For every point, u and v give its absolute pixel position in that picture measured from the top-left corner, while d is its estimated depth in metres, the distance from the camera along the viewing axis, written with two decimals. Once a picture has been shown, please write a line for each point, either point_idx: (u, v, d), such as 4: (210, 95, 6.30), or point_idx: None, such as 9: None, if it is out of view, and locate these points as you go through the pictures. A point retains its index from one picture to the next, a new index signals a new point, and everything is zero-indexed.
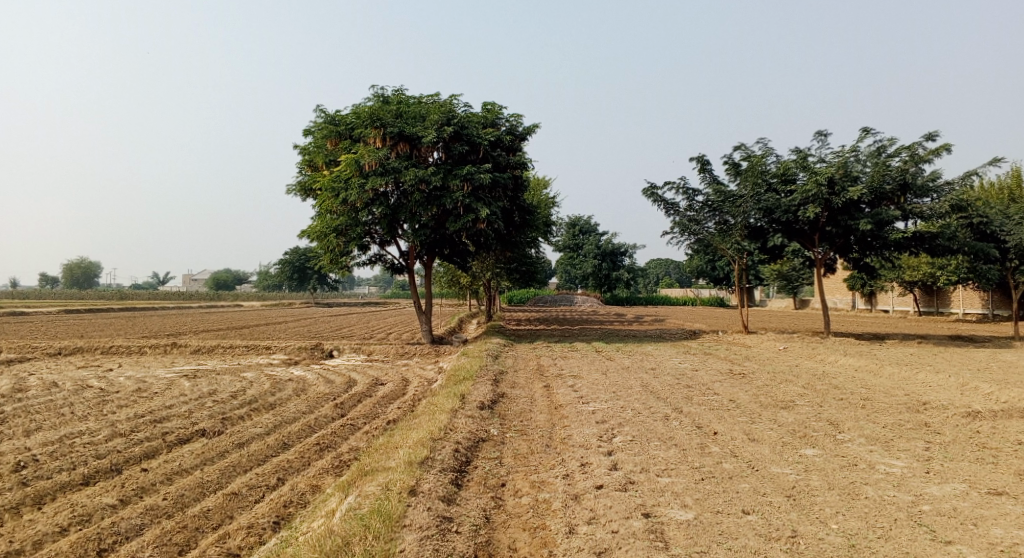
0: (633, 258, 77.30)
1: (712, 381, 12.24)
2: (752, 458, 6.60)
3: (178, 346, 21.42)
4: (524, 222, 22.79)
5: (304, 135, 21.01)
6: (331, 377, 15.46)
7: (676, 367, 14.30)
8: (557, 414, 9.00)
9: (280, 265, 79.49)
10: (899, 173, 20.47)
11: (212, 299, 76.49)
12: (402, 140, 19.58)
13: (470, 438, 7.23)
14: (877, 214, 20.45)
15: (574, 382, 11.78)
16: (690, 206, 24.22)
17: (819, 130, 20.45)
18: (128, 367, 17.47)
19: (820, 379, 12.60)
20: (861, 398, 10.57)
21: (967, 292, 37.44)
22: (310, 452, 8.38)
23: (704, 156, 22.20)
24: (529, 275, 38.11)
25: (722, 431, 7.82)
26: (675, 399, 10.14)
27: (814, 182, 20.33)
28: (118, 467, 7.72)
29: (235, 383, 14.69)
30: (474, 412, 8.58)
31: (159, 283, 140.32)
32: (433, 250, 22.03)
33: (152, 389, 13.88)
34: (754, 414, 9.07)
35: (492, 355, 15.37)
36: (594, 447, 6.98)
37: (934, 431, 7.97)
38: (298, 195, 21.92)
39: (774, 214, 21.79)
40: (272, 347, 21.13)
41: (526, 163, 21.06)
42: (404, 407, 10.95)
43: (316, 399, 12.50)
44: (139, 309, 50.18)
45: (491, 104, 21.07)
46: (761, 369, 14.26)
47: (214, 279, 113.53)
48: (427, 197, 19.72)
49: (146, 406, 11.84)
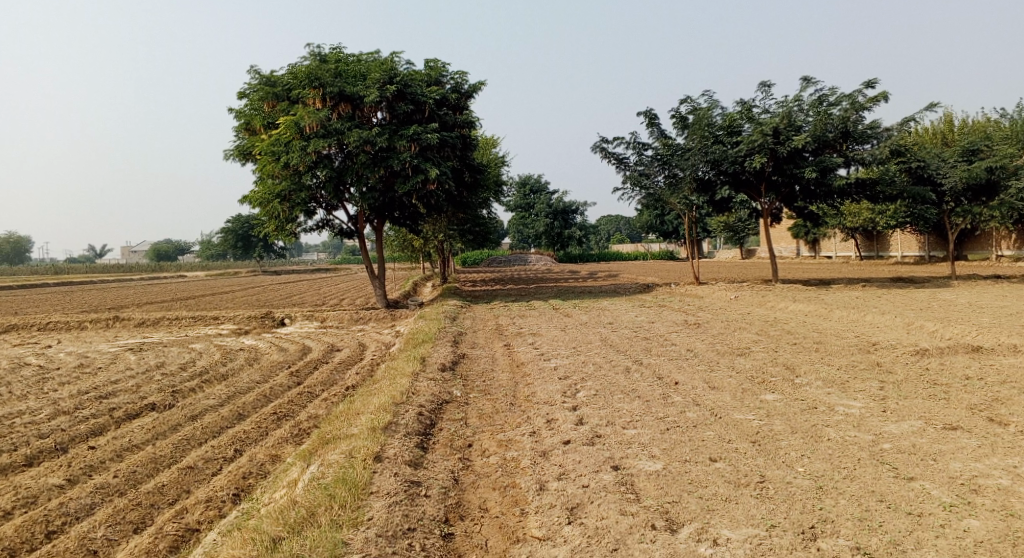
0: (584, 215, 77.65)
1: (670, 332, 12.39)
2: (715, 405, 6.67)
3: (120, 320, 20.59)
4: (474, 181, 22.45)
5: (240, 97, 20.10)
6: (285, 345, 15.09)
7: (633, 320, 14.44)
8: (519, 372, 8.95)
9: (224, 234, 77.15)
10: (840, 121, 20.80)
11: (154, 271, 73.92)
12: (343, 100, 18.91)
13: (433, 401, 7.10)
14: (821, 162, 20.82)
15: (534, 339, 11.75)
16: (639, 161, 24.24)
17: (763, 82, 20.57)
18: (68, 343, 16.70)
19: (773, 326, 12.89)
20: (813, 341, 10.85)
21: (904, 237, 38.86)
22: (267, 422, 8.13)
23: (651, 111, 22.14)
24: (482, 235, 37.87)
25: (684, 381, 7.89)
26: (635, 352, 10.21)
27: (760, 133, 20.51)
28: (62, 446, 7.33)
29: (184, 355, 14.19)
30: (435, 374, 8.45)
31: (96, 257, 134.90)
32: (382, 213, 21.57)
33: (95, 364, 13.31)
34: (713, 362, 9.20)
35: (450, 317, 15.23)
36: (559, 403, 6.94)
37: (885, 370, 8.22)
38: (237, 160, 21.08)
39: (722, 167, 21.98)
40: (220, 318, 20.50)
41: (473, 121, 20.65)
42: (363, 372, 10.74)
43: (271, 368, 12.19)
44: (76, 284, 48.17)
45: (434, 61, 20.51)
46: (715, 319, 14.52)
47: (156, 250, 109.94)
48: (373, 158, 19.18)
49: (90, 382, 11.34)
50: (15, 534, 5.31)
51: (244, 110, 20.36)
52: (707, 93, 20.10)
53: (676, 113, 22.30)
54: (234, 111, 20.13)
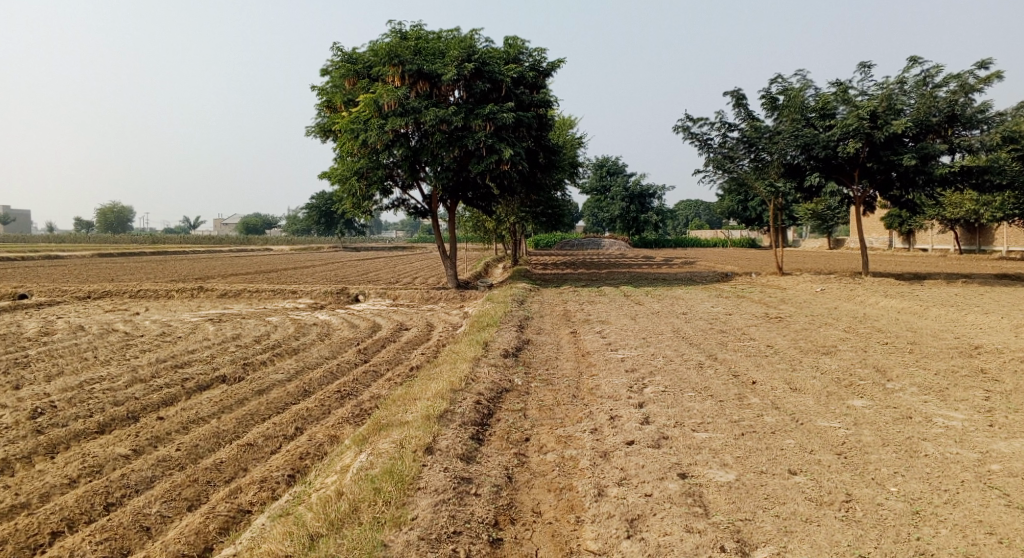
0: (662, 199, 75.83)
1: (747, 326, 11.75)
2: (795, 410, 6.13)
3: (205, 290, 21.41)
4: (550, 163, 22.04)
5: (322, 74, 20.36)
6: (355, 322, 15.26)
7: (709, 311, 13.81)
8: (584, 361, 8.60)
9: (307, 210, 79.64)
10: (947, 104, 19.21)
11: (241, 245, 77.19)
12: (422, 78, 18.84)
13: (493, 389, 6.86)
14: (923, 148, 19.33)
15: (603, 328, 11.34)
16: (723, 143, 23.22)
17: (862, 60, 19.21)
18: (154, 311, 17.47)
19: (862, 323, 12.01)
20: (907, 342, 10.01)
21: (1012, 230, 35.94)
22: (330, 400, 8.12)
23: (739, 90, 21.10)
24: (556, 217, 37.43)
25: (761, 381, 7.35)
26: (709, 346, 9.66)
27: (856, 115, 19.20)
28: (134, 415, 7.53)
29: (259, 327, 14.55)
30: (497, 361, 8.20)
31: (190, 229, 141.99)
32: (456, 193, 21.51)
33: (176, 333, 13.81)
34: (794, 361, 8.57)
35: (518, 300, 15.00)
36: (624, 398, 6.56)
37: (991, 378, 7.42)
38: (318, 137, 21.43)
39: (812, 150, 20.76)
40: (297, 292, 20.99)
41: (550, 100, 20.22)
42: (427, 354, 10.64)
43: (339, 344, 12.30)
44: (170, 255, 50.79)
45: (513, 39, 20.14)
46: (797, 312, 13.72)
47: (245, 225, 115.26)
48: (449, 138, 19.08)
49: (169, 351, 11.74)
50: (76, 504, 5.46)
51: (326, 87, 20.62)
52: (800, 72, 18.95)
53: (765, 93, 21.17)
54: (316, 88, 20.42)
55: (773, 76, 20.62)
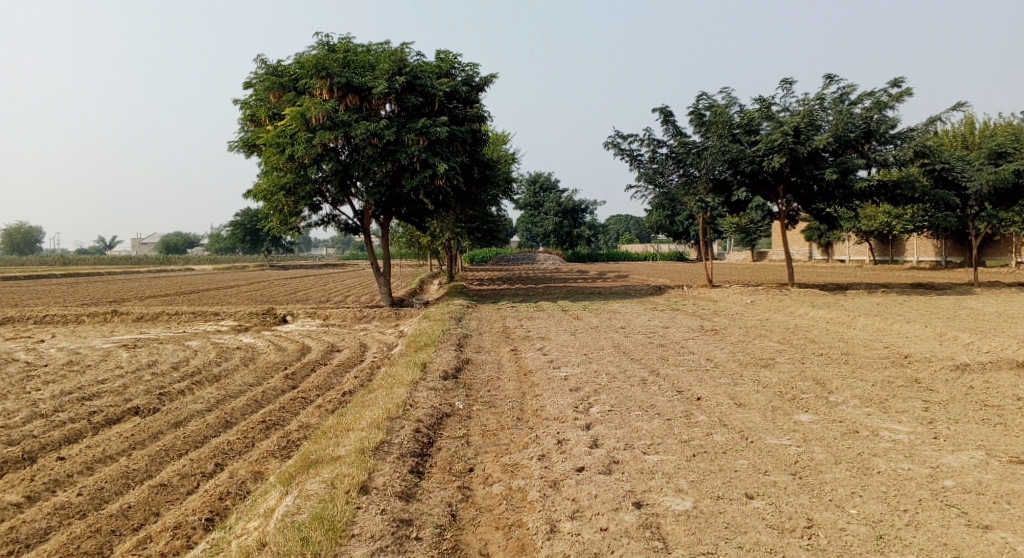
0: (594, 214, 76.90)
1: (686, 339, 11.75)
2: (744, 427, 6.00)
3: (119, 314, 20.09)
4: (484, 178, 21.83)
5: (245, 87, 19.57)
6: (283, 345, 14.53)
7: (646, 324, 13.80)
8: (526, 381, 8.30)
9: (232, 228, 76.91)
10: (863, 120, 20.06)
11: (161, 265, 73.78)
12: (351, 91, 18.35)
13: (432, 414, 6.48)
14: (843, 163, 20.09)
15: (543, 344, 11.08)
16: (653, 158, 23.56)
17: (784, 78, 19.85)
18: (61, 338, 16.21)
19: (796, 334, 12.20)
20: (841, 353, 10.18)
21: (921, 241, 37.95)
22: (254, 432, 7.52)
23: (667, 107, 21.47)
24: (490, 233, 37.21)
25: (706, 396, 7.22)
26: (650, 361, 9.55)
27: (780, 131, 19.78)
28: (30, 456, 6.75)
29: (177, 353, 13.64)
30: (436, 383, 7.80)
31: (105, 250, 135.01)
32: (389, 208, 21.00)
33: (85, 362, 12.75)
34: (736, 375, 8.53)
35: (455, 318, 14.62)
36: (570, 420, 6.29)
37: (926, 388, 7.54)
38: (241, 152, 20.56)
39: (739, 165, 21.29)
40: (221, 314, 19.95)
41: (484, 115, 20.05)
42: (361, 378, 10.11)
43: (266, 369, 11.59)
44: (82, 278, 48.03)
45: (444, 53, 19.89)
46: (732, 324, 13.86)
47: (165, 245, 110.57)
48: (380, 152, 18.60)
49: (76, 382, 10.78)
50: None
51: (249, 100, 19.83)
52: (725, 89, 19.41)
53: (693, 109, 21.63)
54: (238, 101, 19.61)
55: (700, 94, 21.10)
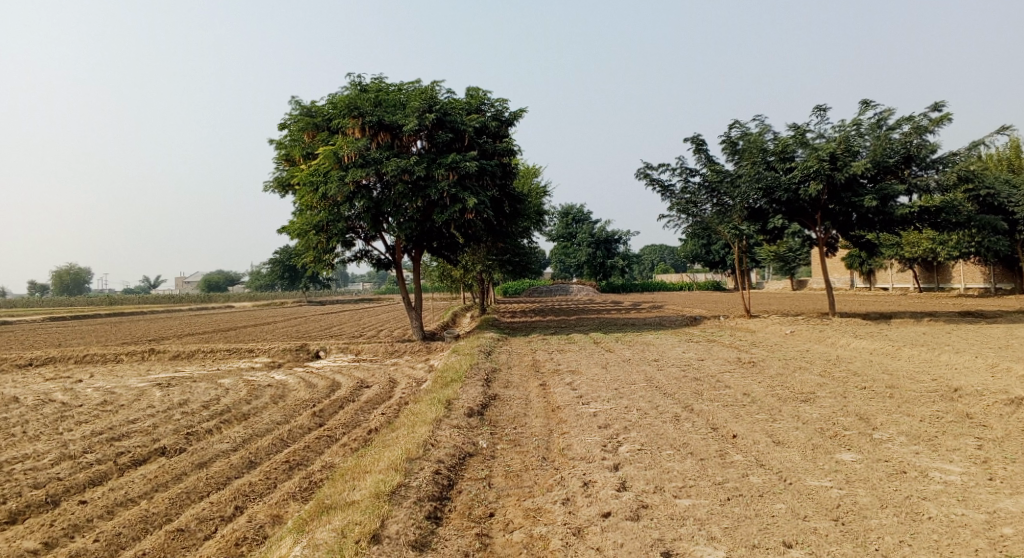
0: (627, 245, 76.39)
1: (721, 372, 11.36)
2: (782, 467, 5.67)
3: (156, 352, 20.39)
4: (515, 211, 21.80)
5: (279, 128, 19.98)
6: (314, 381, 14.50)
7: (680, 357, 13.42)
8: (554, 418, 8.06)
9: (270, 265, 78.30)
10: (902, 145, 19.56)
11: (202, 302, 75.33)
12: (382, 129, 18.57)
13: (454, 454, 6.27)
14: (882, 189, 19.56)
15: (573, 379, 10.81)
16: (686, 188, 23.28)
17: (818, 104, 19.52)
18: (99, 377, 16.47)
19: (837, 366, 11.71)
20: (886, 386, 9.70)
21: (968, 267, 36.68)
22: (277, 473, 7.42)
23: (699, 136, 21.26)
24: (522, 265, 37.11)
25: (742, 434, 6.88)
26: (683, 395, 9.20)
27: (815, 158, 19.39)
28: (53, 499, 6.74)
29: (209, 391, 13.69)
30: (460, 421, 7.61)
31: (150, 288, 138.69)
32: (421, 243, 21.07)
33: (120, 401, 12.86)
34: (774, 410, 8.15)
35: (484, 352, 14.43)
36: (598, 460, 6.03)
37: (979, 423, 7.08)
38: (276, 191, 20.91)
39: (774, 193, 20.89)
40: (255, 351, 20.10)
41: (513, 149, 20.09)
42: (388, 415, 9.95)
43: (295, 407, 11.52)
44: (126, 316, 49.07)
45: (474, 89, 20.07)
46: (770, 356, 13.40)
47: (207, 282, 112.98)
48: (411, 188, 18.72)
49: (108, 422, 10.83)
50: None
51: (284, 140, 20.22)
52: (757, 117, 19.15)
53: (725, 138, 21.38)
54: (273, 142, 20.00)
55: (732, 123, 20.89)
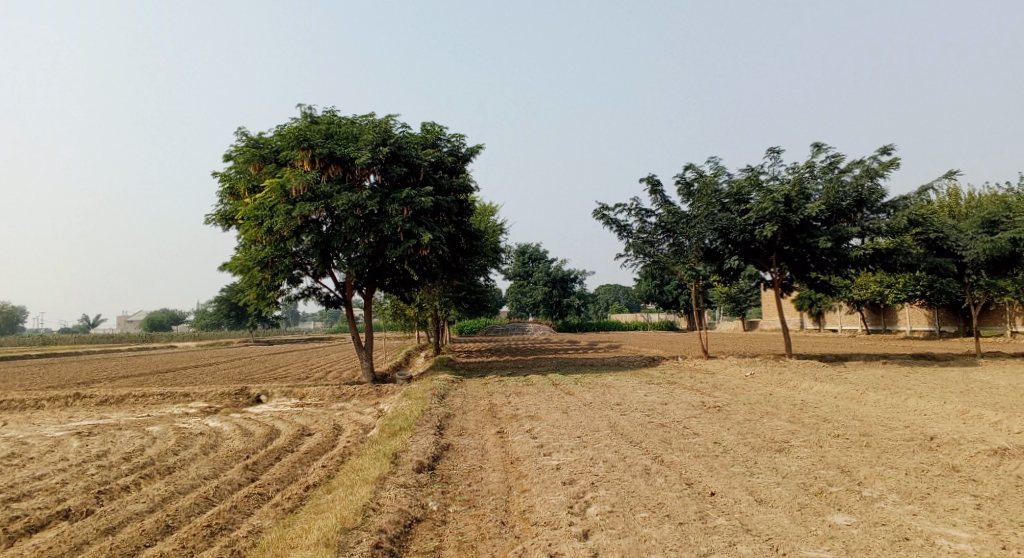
0: (583, 284, 76.44)
1: (687, 418, 10.79)
2: (771, 532, 5.10)
3: (81, 397, 18.82)
4: (471, 248, 21.16)
5: (225, 159, 19.05)
6: (252, 428, 13.38)
7: (643, 401, 12.83)
8: (513, 471, 7.32)
9: (216, 303, 75.54)
10: (854, 188, 19.72)
11: (143, 340, 72.07)
12: (334, 162, 17.83)
13: (400, 521, 5.50)
14: (836, 231, 19.60)
15: (532, 426, 10.06)
16: (643, 228, 23.04)
17: (773, 147, 19.64)
18: (12, 426, 14.95)
19: (805, 410, 11.25)
20: (859, 433, 9.27)
21: (913, 309, 37.48)
22: (195, 540, 6.46)
23: (656, 177, 21.17)
24: (478, 303, 36.34)
25: (721, 491, 6.25)
26: (651, 444, 8.53)
27: (770, 199, 19.39)
28: None
29: (133, 440, 12.43)
30: (408, 479, 6.80)
31: (89, 326, 133.11)
32: (373, 280, 20.21)
33: (28, 453, 11.52)
34: (750, 461, 7.56)
35: (438, 396, 13.56)
36: (565, 526, 5.33)
37: (968, 477, 6.64)
38: (219, 225, 19.85)
39: (731, 235, 20.79)
40: (190, 395, 18.75)
41: (470, 186, 19.56)
42: (329, 468, 9.02)
43: (226, 459, 10.46)
44: (57, 356, 46.15)
45: (430, 124, 19.58)
46: (734, 400, 12.94)
47: (150, 320, 109.04)
48: (363, 223, 17.95)
49: (9, 478, 9.59)
50: None
51: (229, 173, 19.26)
52: (712, 159, 19.12)
53: (681, 179, 21.29)
54: (217, 174, 19.03)
55: (688, 164, 20.84)
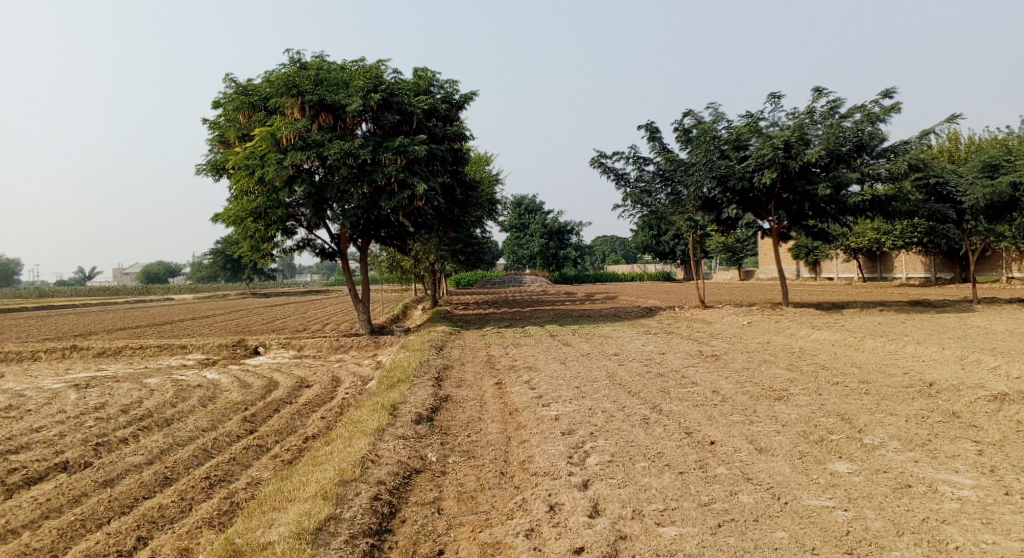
0: (580, 235, 76.16)
1: (685, 367, 10.75)
2: (772, 480, 5.08)
3: (78, 350, 18.77)
4: (467, 198, 20.88)
5: (213, 107, 18.58)
6: (250, 381, 13.35)
7: (641, 351, 12.79)
8: (511, 422, 7.27)
9: (212, 256, 75.23)
10: (855, 133, 19.38)
11: (139, 295, 72.00)
12: (324, 109, 17.40)
13: (399, 472, 5.46)
14: (836, 177, 19.32)
15: (530, 376, 10.02)
16: (641, 177, 22.71)
17: (774, 91, 19.22)
18: (9, 379, 14.90)
19: (803, 358, 11.24)
20: (858, 381, 9.25)
21: (910, 257, 37.46)
22: (193, 492, 6.43)
23: (654, 123, 20.76)
24: (475, 255, 36.16)
25: (721, 440, 6.20)
26: (650, 394, 8.49)
27: (770, 145, 19.06)
28: None
29: (130, 393, 12.38)
30: (406, 430, 6.74)
31: (84, 281, 132.87)
32: (368, 231, 19.98)
33: (25, 406, 11.47)
34: (749, 410, 7.52)
35: (435, 347, 13.51)
36: (565, 476, 5.30)
37: (968, 424, 6.62)
38: (210, 176, 19.49)
39: (729, 182, 20.51)
40: (188, 347, 18.71)
41: (464, 134, 19.17)
42: (328, 419, 8.99)
43: (224, 411, 10.43)
44: (53, 310, 46.01)
45: (423, 70, 19.07)
46: (732, 349, 12.91)
47: (146, 274, 108.86)
48: (356, 173, 17.63)
49: (6, 431, 9.55)
50: None
51: (218, 121, 18.81)
52: (712, 105, 18.69)
53: (680, 126, 20.88)
54: (206, 123, 18.59)
55: (687, 109, 20.41)
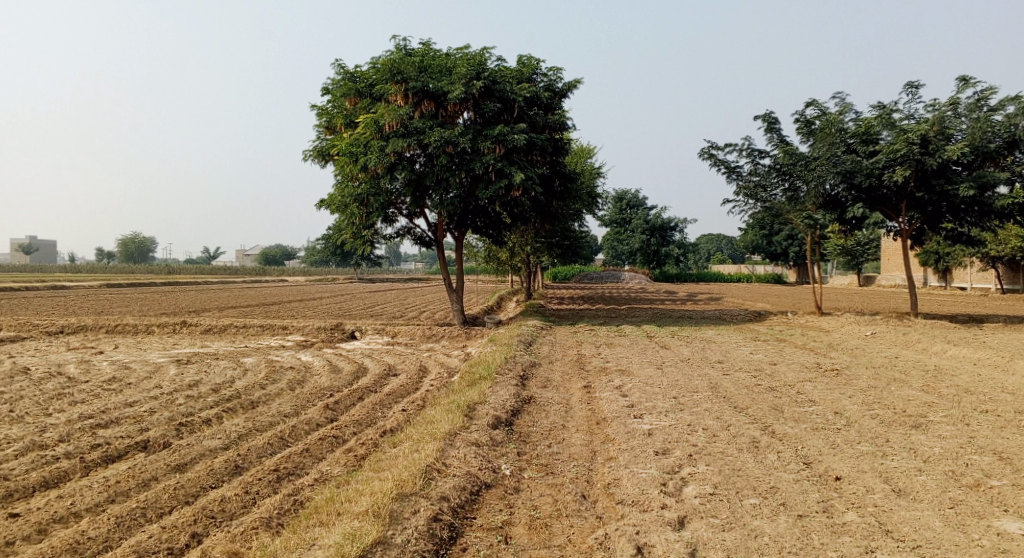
0: (684, 232, 73.53)
1: (800, 381, 9.59)
2: (920, 534, 4.28)
3: (188, 325, 19.57)
4: (566, 189, 20.13)
5: (322, 93, 18.75)
6: (340, 366, 13.25)
7: (748, 359, 11.64)
8: (599, 434, 6.55)
9: (322, 241, 78.44)
10: (1006, 127, 17.08)
11: (254, 275, 76.08)
12: (427, 97, 17.10)
13: (465, 488, 5.00)
14: (981, 176, 17.10)
15: (623, 381, 9.18)
16: (756, 170, 21.11)
17: (913, 80, 17.29)
18: (121, 350, 15.60)
19: (941, 380, 9.77)
20: (1015, 411, 7.83)
21: None
22: (261, 483, 6.14)
23: (772, 113, 19.23)
24: (573, 249, 35.35)
25: (848, 476, 5.20)
26: (759, 412, 7.48)
27: (904, 139, 17.16)
28: None
29: (225, 372, 12.53)
30: (482, 436, 6.19)
31: (210, 260, 142.77)
32: (465, 222, 19.64)
33: (127, 379, 11.80)
34: (881, 439, 6.41)
35: (525, 343, 12.90)
36: (656, 510, 4.65)
37: None
38: (316, 161, 19.76)
39: (855, 179, 18.69)
40: (288, 328, 19.09)
41: (566, 124, 18.41)
42: (408, 414, 8.58)
43: (309, 396, 10.27)
44: (177, 286, 49.02)
45: (527, 56, 18.43)
46: (853, 363, 11.54)
47: (263, 256, 115.22)
48: (454, 162, 17.31)
49: (103, 403, 9.77)
50: None
51: (327, 107, 18.98)
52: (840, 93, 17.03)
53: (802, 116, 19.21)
54: (316, 108, 18.81)
55: (811, 98, 18.71)
